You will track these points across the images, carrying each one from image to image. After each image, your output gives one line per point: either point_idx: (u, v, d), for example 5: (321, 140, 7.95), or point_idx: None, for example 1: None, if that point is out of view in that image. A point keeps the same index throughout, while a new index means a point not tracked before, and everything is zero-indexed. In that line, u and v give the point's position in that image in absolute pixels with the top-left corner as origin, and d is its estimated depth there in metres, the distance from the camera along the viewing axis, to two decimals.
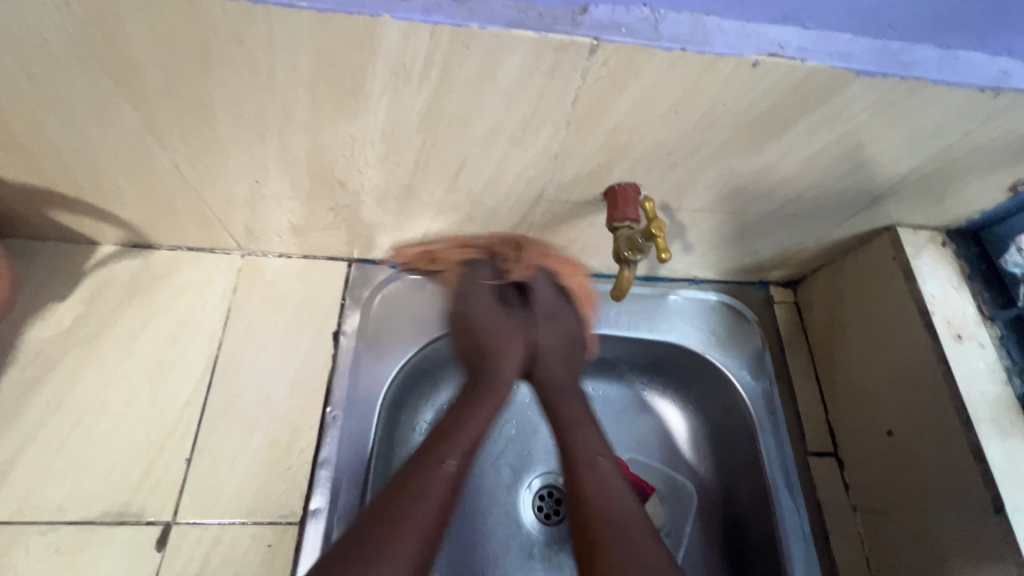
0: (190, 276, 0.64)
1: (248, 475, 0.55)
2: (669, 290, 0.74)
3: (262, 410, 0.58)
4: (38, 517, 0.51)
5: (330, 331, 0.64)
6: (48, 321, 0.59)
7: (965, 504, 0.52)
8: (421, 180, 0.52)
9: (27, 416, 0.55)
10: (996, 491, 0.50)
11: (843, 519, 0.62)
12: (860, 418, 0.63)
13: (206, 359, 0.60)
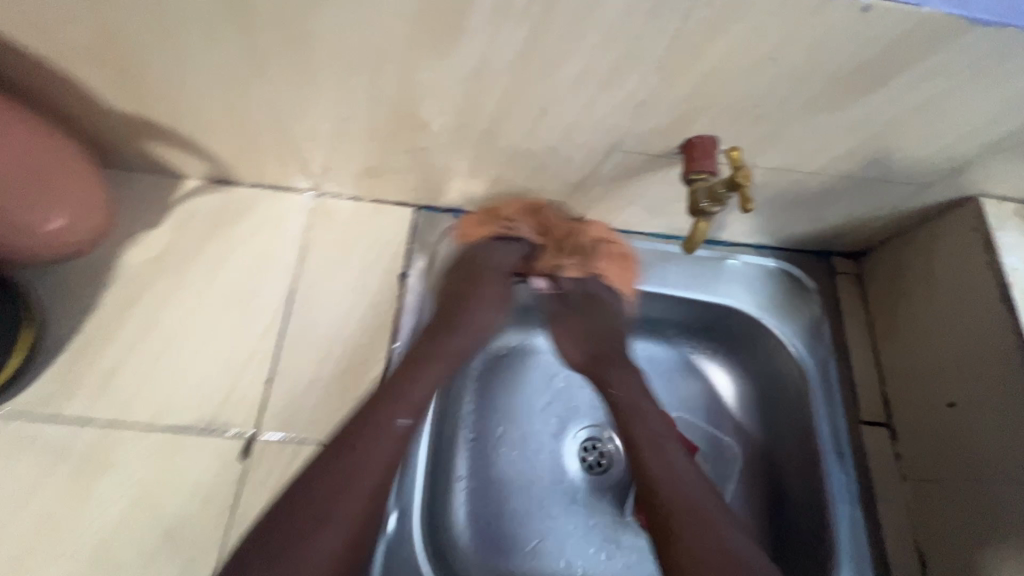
0: (267, 213, 0.67)
1: (322, 399, 0.59)
2: (727, 255, 0.74)
3: (334, 343, 0.62)
4: (137, 421, 0.56)
5: (397, 273, 0.66)
6: (140, 247, 0.63)
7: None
8: (500, 125, 0.53)
9: (125, 332, 0.59)
10: None
11: (890, 486, 0.63)
12: (919, 390, 0.63)
13: (283, 291, 0.64)
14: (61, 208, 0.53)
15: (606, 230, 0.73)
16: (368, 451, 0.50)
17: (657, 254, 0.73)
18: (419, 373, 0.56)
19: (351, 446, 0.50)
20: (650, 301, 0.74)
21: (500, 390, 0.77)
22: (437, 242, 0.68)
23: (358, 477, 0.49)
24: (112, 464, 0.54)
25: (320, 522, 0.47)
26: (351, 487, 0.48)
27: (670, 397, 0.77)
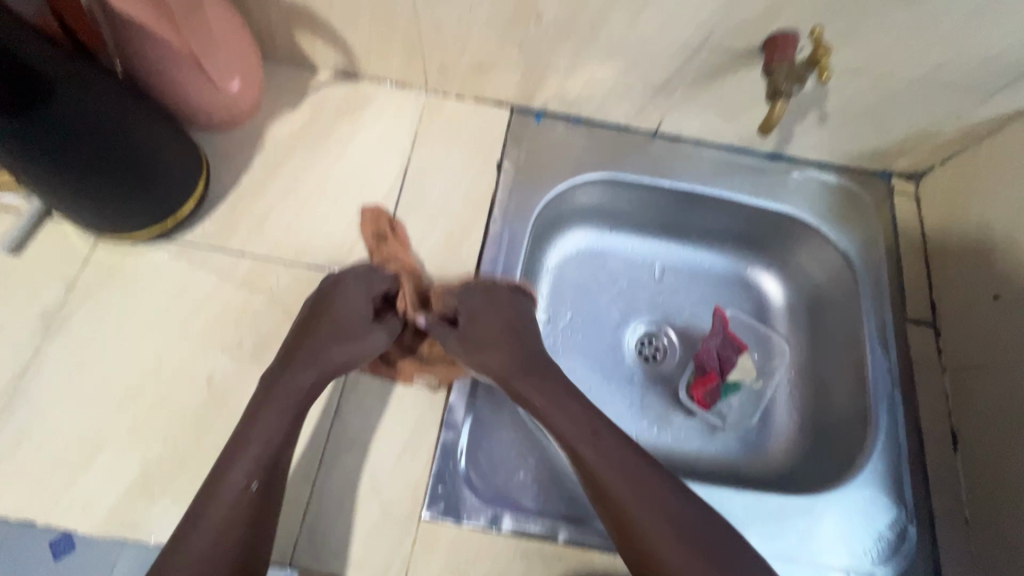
0: (386, 105, 0.78)
1: (430, 255, 0.70)
2: (792, 169, 0.80)
3: (440, 212, 0.72)
4: (284, 258, 0.68)
5: (495, 161, 0.76)
6: (284, 124, 0.75)
7: None
8: (605, 17, 0.61)
9: (272, 189, 0.71)
10: None
11: (932, 375, 0.70)
12: (967, 290, 0.69)
13: (398, 169, 0.74)
14: (237, 74, 0.66)
15: (680, 139, 0.80)
16: (281, 412, 0.55)
17: (726, 162, 0.79)
18: (307, 364, 0.58)
19: (270, 391, 0.56)
20: (715, 207, 0.80)
21: (571, 283, 0.86)
22: (530, 140, 0.78)
23: (264, 431, 0.54)
24: (266, 287, 0.66)
25: (252, 470, 0.52)
26: (253, 437, 0.53)
27: (726, 301, 0.86)
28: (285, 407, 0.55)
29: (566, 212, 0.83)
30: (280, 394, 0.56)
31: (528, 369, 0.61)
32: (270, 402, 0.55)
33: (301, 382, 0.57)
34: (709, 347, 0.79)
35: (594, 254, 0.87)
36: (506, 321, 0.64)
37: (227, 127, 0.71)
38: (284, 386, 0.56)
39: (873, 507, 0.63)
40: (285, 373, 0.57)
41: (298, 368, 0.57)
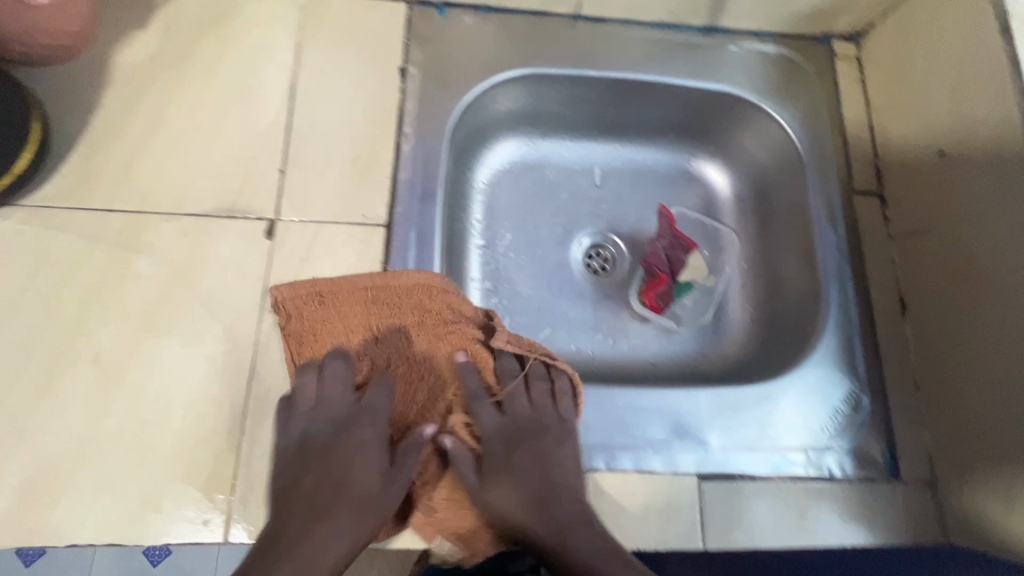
0: (257, 12, 0.65)
1: (336, 185, 0.61)
2: (728, 42, 0.73)
3: (341, 133, 0.63)
4: (162, 208, 0.58)
5: (397, 67, 0.66)
6: (133, 48, 0.62)
7: (1003, 188, 0.54)
8: None
9: (133, 130, 0.60)
10: None
11: (880, 245, 0.68)
12: (912, 151, 0.66)
13: (284, 89, 0.63)
14: None
15: (605, 21, 0.71)
16: (299, 545, 0.49)
17: (657, 42, 0.72)
18: (336, 524, 0.51)
19: (311, 527, 0.50)
20: (649, 95, 0.74)
21: (506, 202, 0.79)
22: (435, 39, 0.67)
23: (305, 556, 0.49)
24: (146, 246, 0.57)
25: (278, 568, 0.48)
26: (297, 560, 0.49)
27: (671, 199, 0.81)
28: (347, 542, 0.51)
29: (490, 122, 0.75)
30: (293, 553, 0.49)
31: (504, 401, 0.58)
32: (297, 539, 0.49)
33: (337, 552, 0.50)
34: (656, 249, 0.75)
35: (527, 167, 0.80)
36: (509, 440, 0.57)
37: (56, 58, 0.58)
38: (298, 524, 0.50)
39: (825, 384, 0.62)
40: (298, 533, 0.50)
41: (300, 521, 0.50)
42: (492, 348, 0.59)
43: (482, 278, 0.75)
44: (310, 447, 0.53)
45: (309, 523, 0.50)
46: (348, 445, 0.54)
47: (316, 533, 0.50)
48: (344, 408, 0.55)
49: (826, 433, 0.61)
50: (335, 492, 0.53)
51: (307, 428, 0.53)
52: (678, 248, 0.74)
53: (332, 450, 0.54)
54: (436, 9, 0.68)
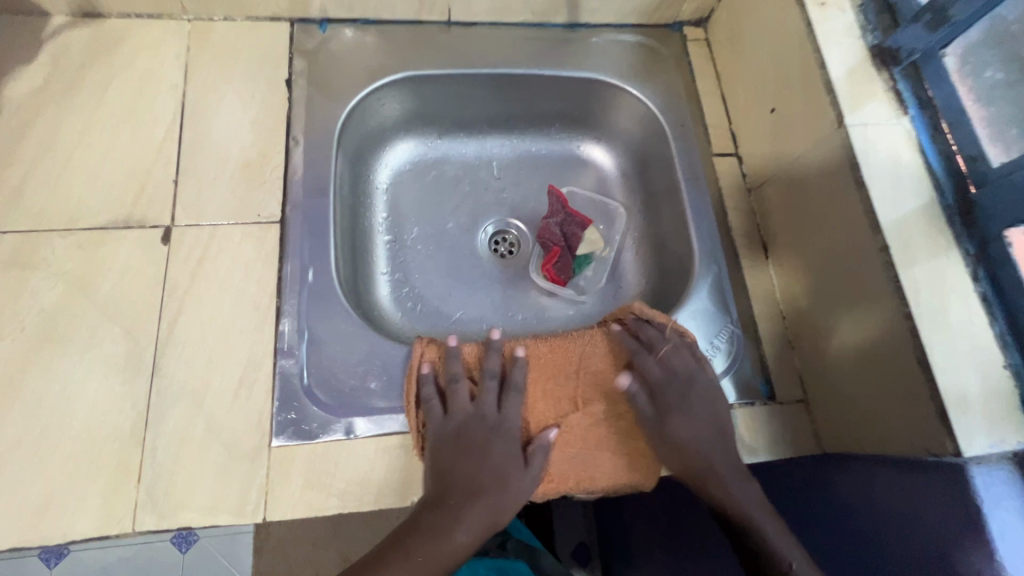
0: (143, 39, 0.69)
1: (230, 190, 0.65)
2: (590, 35, 0.81)
3: (232, 142, 0.67)
4: (56, 226, 0.60)
5: (283, 79, 0.71)
6: (20, 81, 0.65)
7: (817, 130, 0.63)
8: None
9: (25, 155, 0.62)
10: (839, 107, 0.60)
11: (740, 198, 0.76)
12: (754, 112, 0.74)
13: (173, 107, 0.67)
14: None
15: (476, 25, 0.79)
16: (443, 527, 0.51)
17: (526, 39, 0.79)
18: (472, 515, 0.52)
19: (421, 531, 0.51)
20: (526, 88, 0.81)
21: (409, 198, 0.84)
22: (319, 52, 0.73)
23: (434, 547, 0.50)
24: (41, 262, 0.59)
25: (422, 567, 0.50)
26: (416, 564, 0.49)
27: (564, 181, 0.88)
28: (470, 534, 0.52)
29: (383, 125, 0.80)
30: (451, 532, 0.51)
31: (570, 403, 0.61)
32: (416, 540, 0.50)
33: (457, 548, 0.51)
34: (549, 225, 0.80)
35: (426, 164, 0.85)
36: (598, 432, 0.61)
37: None
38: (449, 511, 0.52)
39: (701, 325, 0.69)
40: (450, 518, 0.52)
41: (467, 508, 0.52)
42: (588, 348, 0.63)
43: (390, 270, 0.79)
44: (460, 463, 0.54)
45: (477, 515, 0.53)
46: (493, 449, 0.56)
47: (459, 531, 0.51)
48: (446, 422, 0.56)
49: None
50: (495, 490, 0.54)
51: (457, 445, 0.55)
52: (570, 222, 0.80)
53: (498, 465, 0.55)
54: (317, 25, 0.74)
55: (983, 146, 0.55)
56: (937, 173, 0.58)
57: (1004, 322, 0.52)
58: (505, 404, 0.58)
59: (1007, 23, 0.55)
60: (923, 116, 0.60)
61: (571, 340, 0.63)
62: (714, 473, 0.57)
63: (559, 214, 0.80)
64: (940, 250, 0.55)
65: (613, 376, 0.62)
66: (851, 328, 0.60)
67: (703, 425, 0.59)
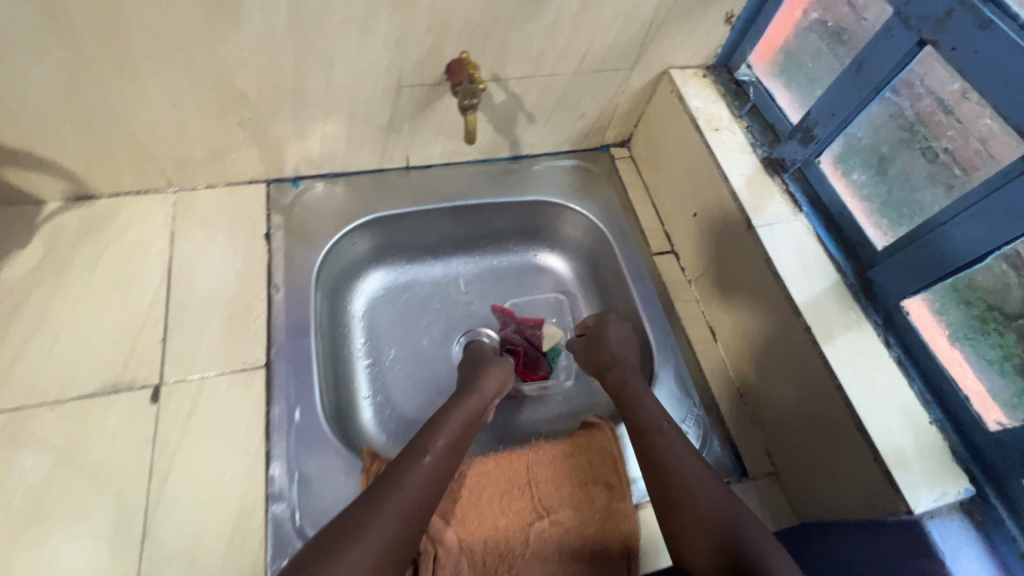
0: (131, 214, 0.77)
1: (216, 341, 0.69)
2: (532, 164, 0.93)
3: (216, 297, 0.72)
4: (46, 399, 0.63)
5: (262, 233, 0.79)
6: (15, 265, 0.70)
7: (732, 231, 0.74)
8: (302, 79, 0.68)
9: (17, 333, 0.66)
10: (745, 212, 0.71)
11: (682, 289, 0.85)
12: (679, 215, 0.86)
13: (160, 271, 0.73)
14: None
15: (432, 166, 0.90)
16: (383, 509, 0.51)
17: (477, 174, 0.91)
18: (389, 507, 0.51)
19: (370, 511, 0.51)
20: (480, 213, 0.91)
21: (384, 321, 0.89)
22: (294, 206, 0.82)
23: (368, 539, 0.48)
24: (30, 437, 0.60)
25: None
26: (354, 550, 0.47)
27: (526, 288, 0.96)
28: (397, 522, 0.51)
29: (355, 259, 0.88)
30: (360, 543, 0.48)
31: (533, 512, 0.64)
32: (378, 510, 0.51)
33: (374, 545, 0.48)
34: (507, 333, 0.89)
35: (398, 288, 0.92)
36: (561, 543, 0.63)
37: None
38: (387, 494, 0.53)
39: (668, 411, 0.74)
40: (376, 507, 0.51)
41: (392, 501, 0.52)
42: (535, 462, 0.68)
43: (372, 393, 0.83)
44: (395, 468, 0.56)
45: (410, 488, 0.54)
46: (422, 435, 0.62)
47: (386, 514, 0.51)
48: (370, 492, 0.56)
49: None
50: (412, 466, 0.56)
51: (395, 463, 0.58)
52: (524, 327, 0.89)
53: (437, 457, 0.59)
54: (291, 182, 0.84)
55: (865, 231, 0.67)
56: (836, 257, 0.68)
57: (919, 381, 0.60)
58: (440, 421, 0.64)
59: (858, 139, 0.67)
60: (815, 210, 0.71)
61: (524, 452, 0.68)
62: (679, 488, 0.57)
63: (510, 324, 0.90)
64: (854, 323, 0.64)
65: (569, 485, 0.67)
66: (797, 399, 0.66)
67: (675, 444, 0.62)
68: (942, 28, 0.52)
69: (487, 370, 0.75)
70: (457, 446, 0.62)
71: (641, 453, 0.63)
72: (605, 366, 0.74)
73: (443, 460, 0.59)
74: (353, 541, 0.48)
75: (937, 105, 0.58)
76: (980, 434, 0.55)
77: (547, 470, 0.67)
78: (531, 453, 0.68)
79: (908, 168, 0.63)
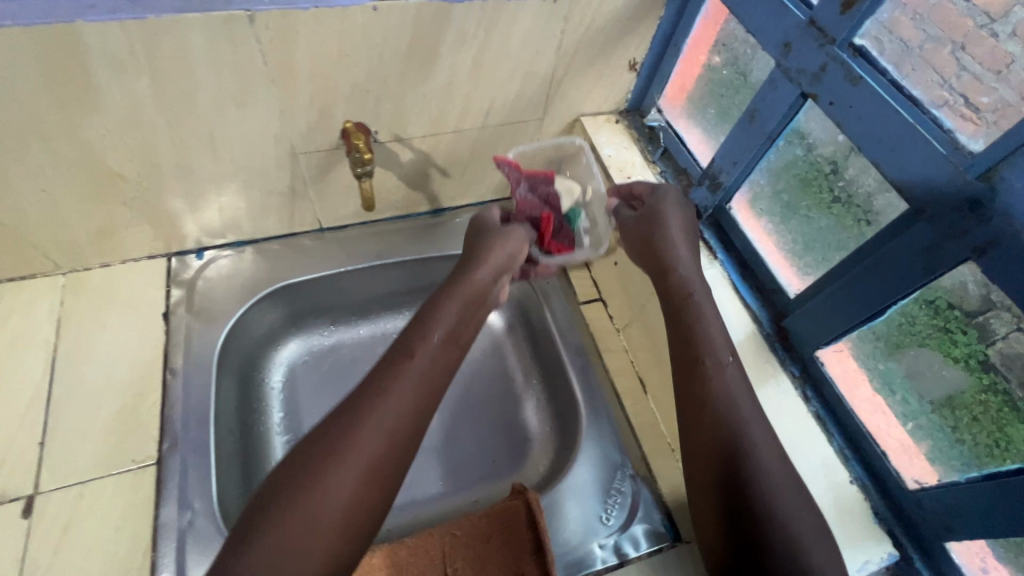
0: (14, 302, 0.71)
1: (103, 439, 0.64)
2: (454, 216, 0.91)
3: (105, 388, 0.67)
4: None
5: (160, 313, 0.74)
6: None
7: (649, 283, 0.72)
8: (183, 154, 0.64)
9: None
10: None
11: (611, 339, 0.82)
12: (603, 263, 0.84)
13: (43, 363, 0.68)
14: None
15: (348, 226, 0.86)
16: (335, 476, 0.43)
17: (396, 231, 0.88)
18: (350, 457, 0.43)
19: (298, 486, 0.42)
20: (401, 269, 0.87)
21: (304, 392, 0.84)
22: (198, 279, 0.77)
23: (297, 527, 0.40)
24: None
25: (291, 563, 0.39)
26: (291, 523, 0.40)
27: None
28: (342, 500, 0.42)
29: (269, 329, 0.83)
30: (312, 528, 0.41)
31: None
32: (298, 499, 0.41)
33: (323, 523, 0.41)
34: (523, 197, 0.76)
35: (320, 354, 0.87)
36: None
37: None
38: (322, 466, 0.43)
39: (595, 475, 0.71)
40: (332, 454, 0.44)
41: (327, 477, 0.43)
42: (453, 545, 0.64)
43: None
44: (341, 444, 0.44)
45: (364, 445, 0.45)
46: (404, 355, 0.51)
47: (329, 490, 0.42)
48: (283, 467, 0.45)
49: (606, 522, 0.67)
50: (385, 390, 0.48)
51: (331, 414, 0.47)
52: (537, 184, 0.77)
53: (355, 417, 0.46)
54: (195, 254, 0.79)
55: (780, 277, 0.65)
56: (752, 306, 0.66)
57: (840, 437, 0.58)
58: (413, 355, 0.51)
59: (761, 185, 0.66)
60: (731, 257, 0.70)
61: (441, 536, 0.64)
62: (715, 442, 0.50)
63: (523, 181, 0.76)
64: (771, 377, 0.61)
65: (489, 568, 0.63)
66: None
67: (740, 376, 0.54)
68: (818, 82, 0.53)
69: (502, 241, 0.65)
70: (454, 342, 0.55)
71: (686, 387, 0.54)
72: (670, 266, 0.61)
73: (401, 403, 0.48)
74: (303, 512, 0.41)
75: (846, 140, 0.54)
76: (903, 493, 0.54)
77: (465, 554, 0.64)
78: (449, 536, 0.64)
79: (860, 174, 0.54)
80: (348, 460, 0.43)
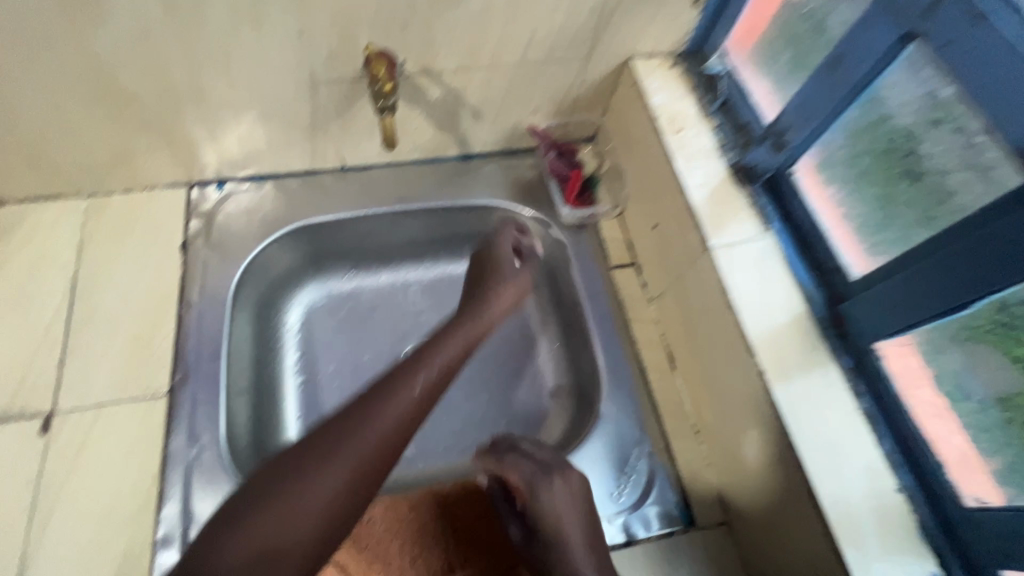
0: (38, 222, 0.71)
1: (117, 365, 0.64)
2: (483, 163, 0.84)
3: (122, 316, 0.67)
4: None
5: (177, 244, 0.72)
6: None
7: (690, 253, 0.65)
8: (198, 75, 0.60)
9: None
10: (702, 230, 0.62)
11: (641, 308, 0.76)
12: (641, 225, 0.76)
13: (65, 285, 0.68)
14: None
15: (372, 166, 0.82)
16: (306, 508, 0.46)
17: (421, 175, 0.83)
18: (342, 452, 0.49)
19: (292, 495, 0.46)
20: (424, 216, 0.82)
21: (320, 335, 0.82)
22: (215, 212, 0.75)
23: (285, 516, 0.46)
24: None
25: (285, 514, 0.46)
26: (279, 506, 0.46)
27: None
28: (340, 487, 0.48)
29: (289, 268, 0.81)
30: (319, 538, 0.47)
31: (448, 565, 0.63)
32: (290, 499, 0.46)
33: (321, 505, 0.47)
34: (552, 161, 0.82)
35: (338, 298, 0.85)
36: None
37: None
38: (339, 452, 0.49)
39: (609, 451, 0.66)
40: (317, 462, 0.48)
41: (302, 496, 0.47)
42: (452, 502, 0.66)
43: (303, 414, 0.77)
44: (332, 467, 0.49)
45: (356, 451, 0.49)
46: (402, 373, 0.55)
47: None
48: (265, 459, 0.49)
49: (617, 499, 0.64)
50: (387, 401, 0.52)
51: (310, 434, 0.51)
52: (565, 152, 0.83)
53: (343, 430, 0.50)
54: (214, 186, 0.77)
55: (843, 256, 0.57)
56: (805, 285, 0.59)
57: (890, 440, 0.52)
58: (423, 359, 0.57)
59: (838, 145, 0.57)
60: (787, 229, 0.62)
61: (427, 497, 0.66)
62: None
63: (552, 149, 0.83)
64: (818, 366, 0.55)
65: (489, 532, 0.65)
66: (751, 449, 0.58)
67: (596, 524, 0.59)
68: (932, 17, 0.44)
69: (504, 283, 0.71)
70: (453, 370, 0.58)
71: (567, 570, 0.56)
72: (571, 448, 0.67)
73: (390, 424, 0.51)
74: (308, 507, 0.46)
75: (930, 97, 0.48)
76: (956, 510, 0.48)
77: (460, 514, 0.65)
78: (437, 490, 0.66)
79: (930, 150, 0.49)
80: (343, 450, 0.49)
